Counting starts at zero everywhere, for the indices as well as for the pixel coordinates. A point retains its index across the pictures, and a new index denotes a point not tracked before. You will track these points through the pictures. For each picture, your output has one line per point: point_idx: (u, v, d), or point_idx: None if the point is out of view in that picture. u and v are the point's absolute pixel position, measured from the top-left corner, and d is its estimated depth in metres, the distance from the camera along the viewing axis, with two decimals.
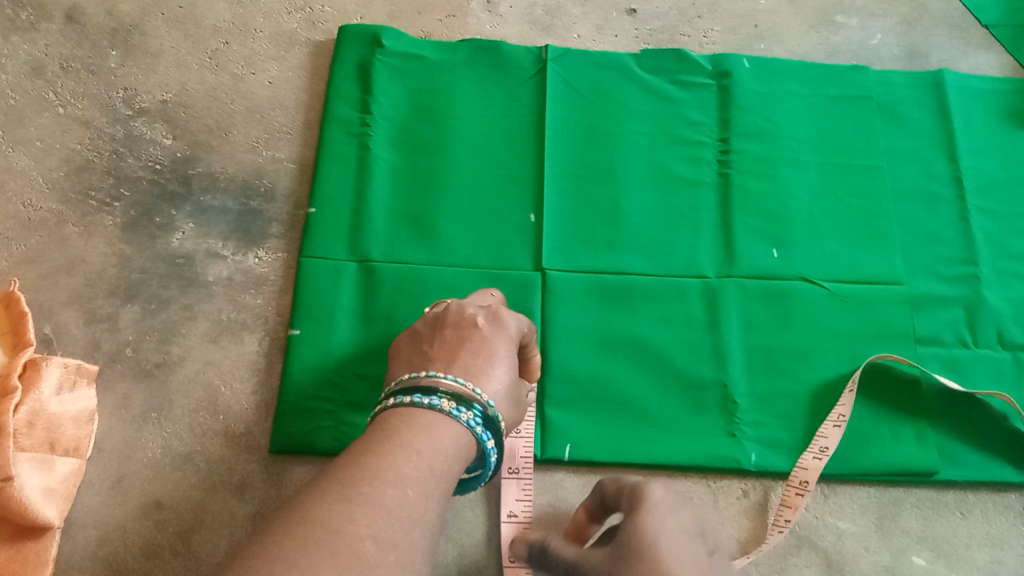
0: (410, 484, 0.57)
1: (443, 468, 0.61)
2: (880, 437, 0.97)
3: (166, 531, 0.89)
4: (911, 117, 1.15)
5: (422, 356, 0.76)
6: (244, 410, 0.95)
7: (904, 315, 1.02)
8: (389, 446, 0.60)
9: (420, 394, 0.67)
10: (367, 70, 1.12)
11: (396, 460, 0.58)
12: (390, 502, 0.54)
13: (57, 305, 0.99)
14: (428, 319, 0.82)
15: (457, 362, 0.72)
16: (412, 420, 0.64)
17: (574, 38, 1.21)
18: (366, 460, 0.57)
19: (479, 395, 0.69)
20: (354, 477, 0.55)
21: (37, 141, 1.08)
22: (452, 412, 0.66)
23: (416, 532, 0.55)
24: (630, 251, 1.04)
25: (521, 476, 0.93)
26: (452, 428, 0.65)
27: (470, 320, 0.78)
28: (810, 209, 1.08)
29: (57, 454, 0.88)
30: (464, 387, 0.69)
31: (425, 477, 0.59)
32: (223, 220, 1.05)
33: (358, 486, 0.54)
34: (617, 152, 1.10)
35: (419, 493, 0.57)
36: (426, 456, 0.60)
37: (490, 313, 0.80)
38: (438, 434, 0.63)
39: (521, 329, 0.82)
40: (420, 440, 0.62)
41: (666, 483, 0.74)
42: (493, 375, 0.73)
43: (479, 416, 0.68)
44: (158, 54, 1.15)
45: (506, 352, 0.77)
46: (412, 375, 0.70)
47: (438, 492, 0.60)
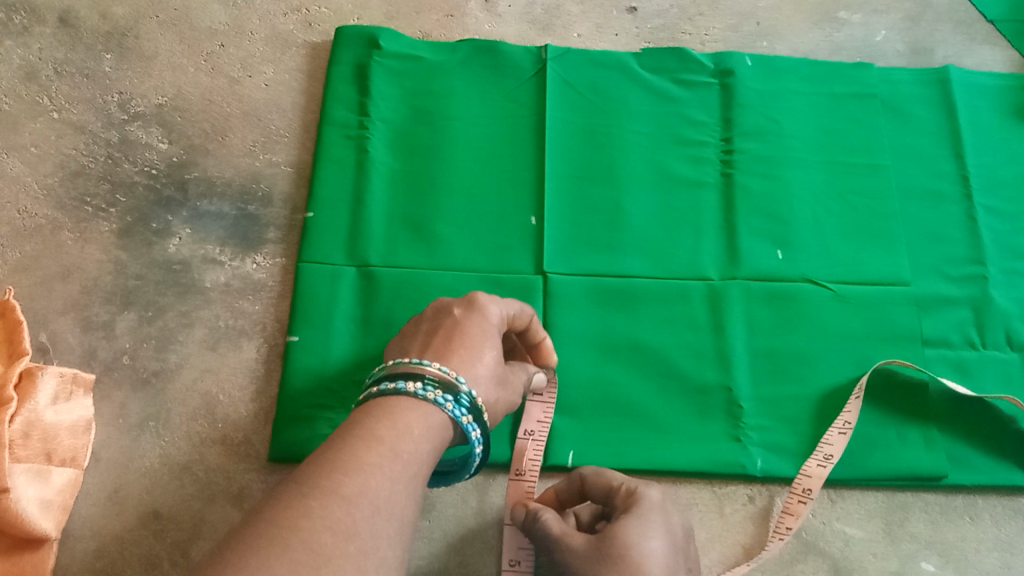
0: (372, 471, 0.55)
1: (410, 450, 0.60)
2: (887, 442, 0.95)
3: (165, 541, 0.87)
4: (916, 114, 1.14)
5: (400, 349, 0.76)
6: (242, 418, 0.94)
7: (910, 316, 1.01)
8: (353, 438, 0.58)
9: (389, 381, 0.66)
10: (363, 71, 1.10)
11: (358, 451, 0.57)
12: (348, 491, 0.53)
13: (53, 312, 0.98)
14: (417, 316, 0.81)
15: (432, 346, 0.72)
16: (378, 411, 0.63)
17: (574, 37, 1.19)
18: (327, 454, 0.56)
19: (450, 374, 0.68)
20: (312, 472, 0.54)
21: (31, 147, 1.07)
22: (418, 393, 0.65)
23: (385, 520, 0.54)
24: (632, 253, 1.03)
25: (526, 479, 0.90)
26: (418, 410, 0.64)
27: (445, 311, 0.77)
28: (814, 209, 1.06)
29: (54, 465, 0.87)
30: (433, 368, 0.68)
31: (390, 463, 0.57)
32: (220, 225, 1.04)
33: (317, 481, 0.53)
34: (619, 152, 1.08)
35: (383, 476, 0.56)
36: (389, 443, 0.59)
37: (466, 300, 0.77)
38: (405, 418, 0.62)
39: (507, 312, 0.79)
40: (383, 430, 0.60)
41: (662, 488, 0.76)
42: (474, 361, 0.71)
43: (448, 392, 0.66)
44: (153, 57, 1.14)
45: (489, 335, 0.74)
46: (385, 363, 0.69)
47: (406, 471, 0.58)
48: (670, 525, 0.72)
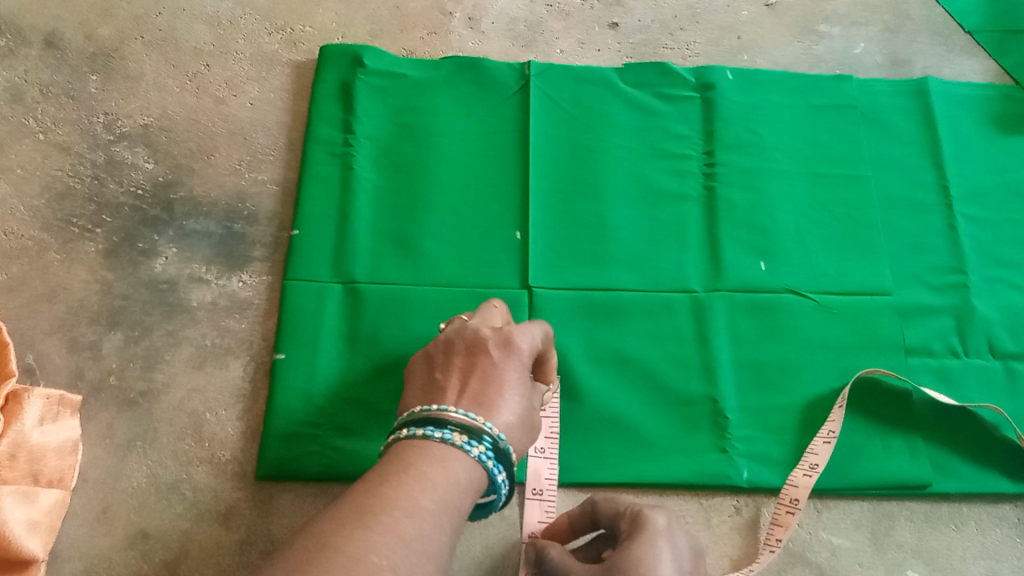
0: (427, 516, 0.61)
1: (457, 500, 0.65)
2: (872, 451, 0.96)
3: (152, 561, 0.88)
4: (896, 124, 1.15)
5: (432, 382, 0.78)
6: (230, 437, 0.94)
7: (893, 325, 1.02)
8: (405, 479, 0.63)
9: (431, 428, 0.70)
10: (348, 89, 1.11)
11: (414, 492, 0.62)
12: (407, 533, 0.58)
13: (39, 333, 0.98)
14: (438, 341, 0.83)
15: (467, 393, 0.75)
16: (427, 453, 0.67)
17: (557, 53, 1.20)
18: (383, 491, 0.61)
19: (489, 428, 0.72)
20: (373, 507, 0.59)
21: (17, 168, 1.07)
22: (464, 445, 0.69)
23: (432, 563, 0.59)
24: (616, 267, 1.03)
25: (544, 498, 0.92)
26: (460, 461, 0.68)
27: (478, 344, 0.79)
28: (797, 220, 1.07)
29: (41, 486, 0.87)
30: (473, 420, 0.71)
31: (441, 510, 0.62)
32: (206, 244, 1.04)
33: (378, 516, 0.58)
34: (602, 166, 1.09)
35: (435, 526, 0.61)
36: (440, 488, 0.64)
37: (500, 339, 0.80)
38: (449, 465, 0.67)
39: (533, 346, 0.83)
40: (435, 472, 0.65)
41: (673, 513, 0.72)
42: (504, 405, 0.75)
43: (490, 448, 0.70)
44: (139, 78, 1.14)
45: (517, 377, 0.78)
46: (423, 408, 0.73)
47: (452, 523, 0.63)
48: (681, 554, 0.69)
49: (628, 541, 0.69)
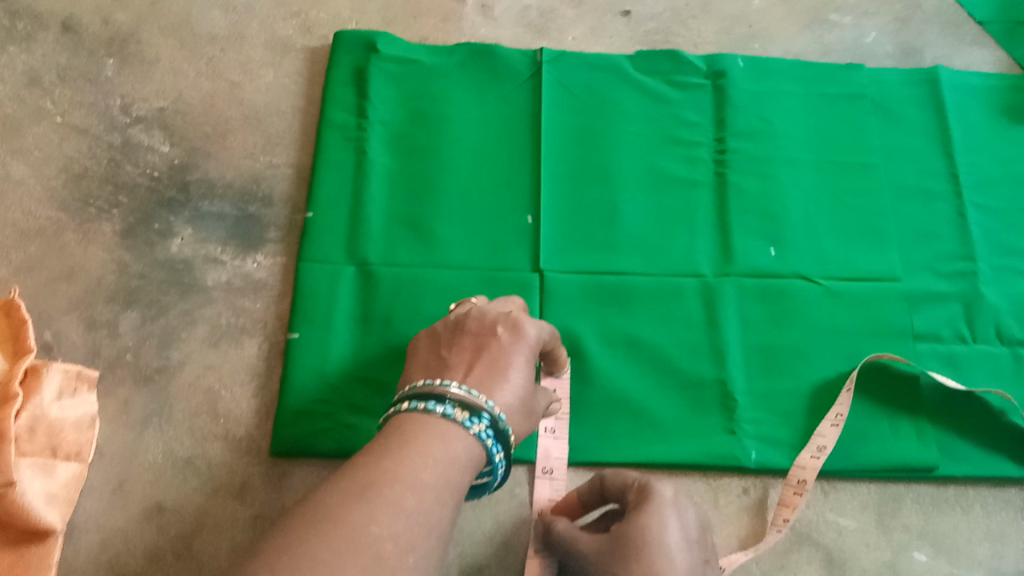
0: (428, 490, 0.62)
1: (458, 476, 0.67)
2: (879, 434, 0.97)
3: (168, 534, 0.90)
4: (906, 114, 1.16)
5: (439, 359, 0.80)
6: (244, 414, 0.96)
7: (901, 311, 1.03)
8: (407, 453, 0.65)
9: (434, 402, 0.72)
10: (363, 74, 1.12)
11: (415, 467, 0.63)
12: (409, 506, 0.60)
13: (57, 311, 1.00)
14: (448, 320, 0.86)
15: (474, 372, 0.76)
16: (429, 427, 0.69)
17: (569, 40, 1.21)
18: (384, 464, 0.63)
19: (490, 406, 0.73)
20: (375, 480, 0.61)
21: (35, 150, 1.09)
22: (464, 423, 0.70)
23: (432, 539, 0.61)
24: (627, 251, 1.04)
25: (554, 477, 0.93)
26: (463, 437, 0.69)
27: (490, 328, 0.82)
28: (806, 207, 1.08)
29: (59, 459, 0.89)
30: (475, 397, 0.73)
31: (442, 485, 0.64)
32: (221, 225, 1.05)
33: (380, 489, 0.60)
34: (613, 152, 1.10)
35: (436, 500, 0.63)
36: (441, 464, 0.65)
37: (510, 323, 0.83)
38: (451, 439, 0.68)
39: (541, 336, 0.86)
40: (436, 448, 0.66)
41: (680, 486, 0.74)
42: (509, 384, 0.77)
43: (490, 427, 0.72)
44: (155, 62, 1.16)
45: (524, 360, 0.81)
46: (427, 382, 0.74)
47: (453, 498, 0.65)
48: (687, 523, 0.70)
49: (637, 511, 0.71)
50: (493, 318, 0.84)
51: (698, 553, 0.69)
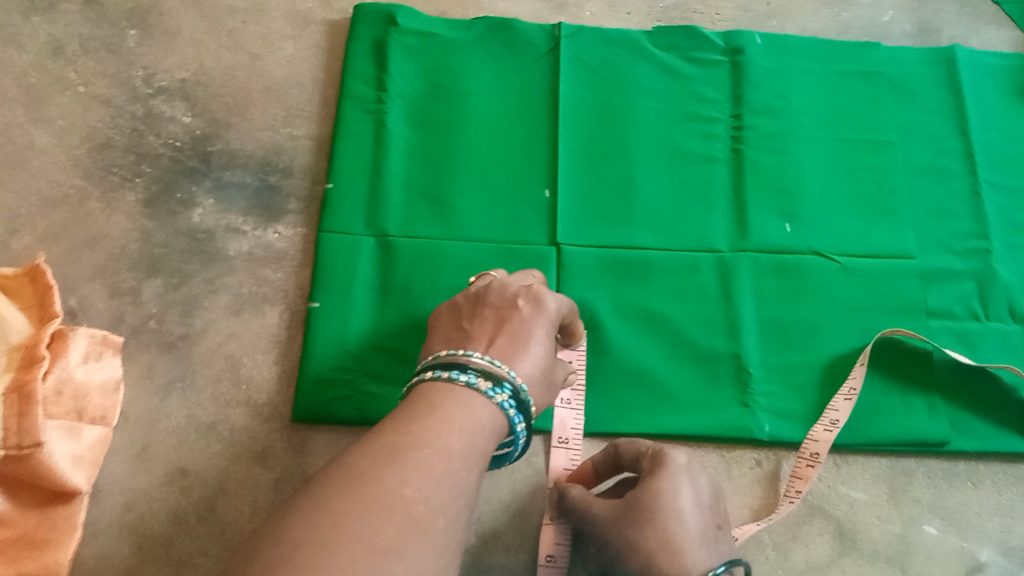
0: (455, 455, 0.64)
1: (482, 443, 0.68)
2: (891, 409, 0.98)
3: (192, 497, 0.92)
4: (923, 92, 1.16)
5: (462, 332, 0.81)
6: (266, 381, 0.97)
7: (915, 288, 1.04)
8: (434, 418, 0.66)
9: (458, 371, 0.72)
10: (382, 48, 1.13)
11: (443, 433, 0.65)
12: (437, 470, 0.61)
13: (81, 278, 1.01)
14: (468, 293, 0.87)
15: (497, 344, 0.77)
16: (454, 395, 0.70)
17: (587, 16, 1.22)
18: (412, 429, 0.64)
19: (512, 376, 0.74)
20: (404, 444, 0.62)
21: (59, 119, 1.10)
22: (488, 392, 0.71)
23: (458, 502, 0.62)
24: (643, 226, 1.05)
25: (569, 446, 0.95)
26: (485, 406, 0.70)
27: (511, 301, 0.83)
28: (822, 184, 1.09)
29: (85, 422, 0.91)
30: (498, 368, 0.74)
31: (468, 451, 0.65)
32: (243, 196, 1.06)
33: (409, 452, 0.62)
34: (630, 127, 1.11)
35: (462, 466, 0.64)
36: (467, 432, 0.67)
37: (531, 296, 0.85)
38: (474, 408, 0.69)
39: (561, 309, 0.87)
40: (462, 416, 0.68)
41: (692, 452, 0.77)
42: (530, 355, 0.78)
43: (512, 397, 0.73)
44: (176, 34, 1.16)
45: (544, 333, 0.82)
46: (450, 352, 0.76)
47: (478, 464, 0.66)
48: (698, 487, 0.74)
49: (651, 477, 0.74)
50: (513, 292, 0.85)
51: (709, 516, 0.72)
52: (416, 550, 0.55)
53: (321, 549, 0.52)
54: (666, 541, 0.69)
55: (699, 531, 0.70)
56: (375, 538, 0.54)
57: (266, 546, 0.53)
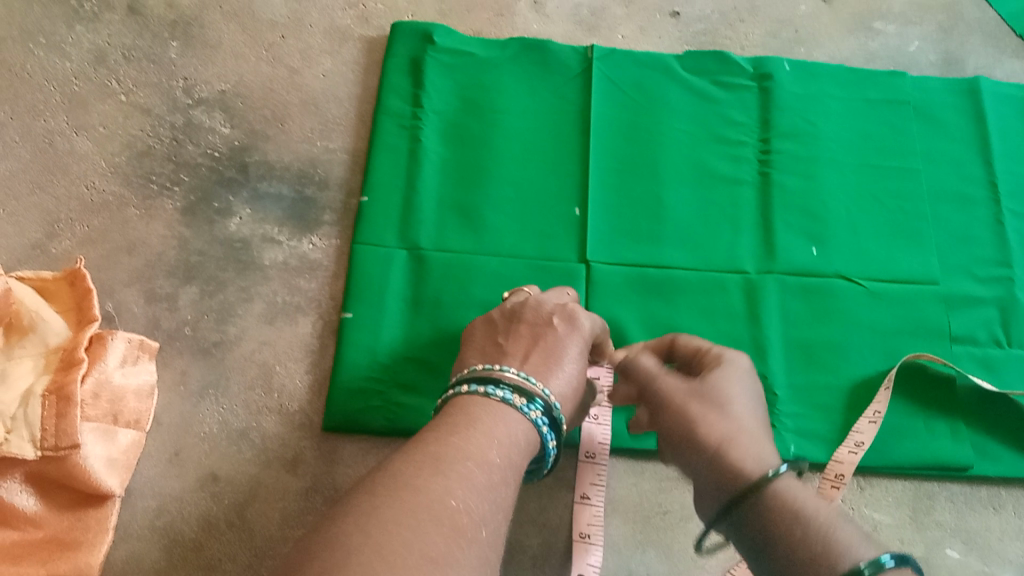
0: (495, 469, 0.65)
1: (519, 459, 0.68)
2: (915, 432, 0.99)
3: (223, 502, 0.93)
4: (948, 120, 1.18)
5: (497, 346, 0.81)
6: (298, 389, 0.99)
7: (938, 313, 1.05)
8: (474, 431, 0.67)
9: (492, 386, 0.73)
10: (418, 65, 1.15)
11: (482, 447, 0.66)
12: (479, 483, 0.62)
13: (118, 284, 1.03)
14: (504, 309, 0.87)
15: (531, 360, 0.78)
16: (490, 411, 0.70)
17: (618, 38, 1.24)
18: (454, 441, 0.65)
19: (545, 394, 0.75)
20: (448, 454, 0.63)
21: (100, 127, 1.12)
22: (522, 408, 0.72)
23: (498, 516, 0.63)
24: (672, 245, 1.06)
25: (596, 462, 0.94)
26: (520, 422, 0.71)
27: (546, 318, 0.84)
28: (848, 208, 1.10)
29: (120, 426, 0.92)
30: (532, 385, 0.75)
31: (506, 466, 0.66)
32: (278, 206, 1.08)
33: (453, 464, 0.62)
34: (660, 148, 1.12)
35: (501, 480, 0.65)
36: (505, 447, 0.67)
37: (566, 315, 0.85)
38: (510, 423, 0.70)
39: (594, 329, 0.87)
40: (500, 431, 0.69)
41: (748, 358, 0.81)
42: (564, 373, 0.78)
43: (544, 413, 0.74)
44: (217, 46, 1.19)
45: (578, 352, 0.82)
46: (485, 367, 0.76)
47: (514, 481, 0.67)
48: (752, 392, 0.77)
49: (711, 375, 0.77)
50: (548, 310, 0.85)
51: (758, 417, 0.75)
52: (464, 559, 0.56)
53: (376, 554, 0.52)
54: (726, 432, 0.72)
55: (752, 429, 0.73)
56: (426, 545, 0.54)
57: (320, 549, 0.52)
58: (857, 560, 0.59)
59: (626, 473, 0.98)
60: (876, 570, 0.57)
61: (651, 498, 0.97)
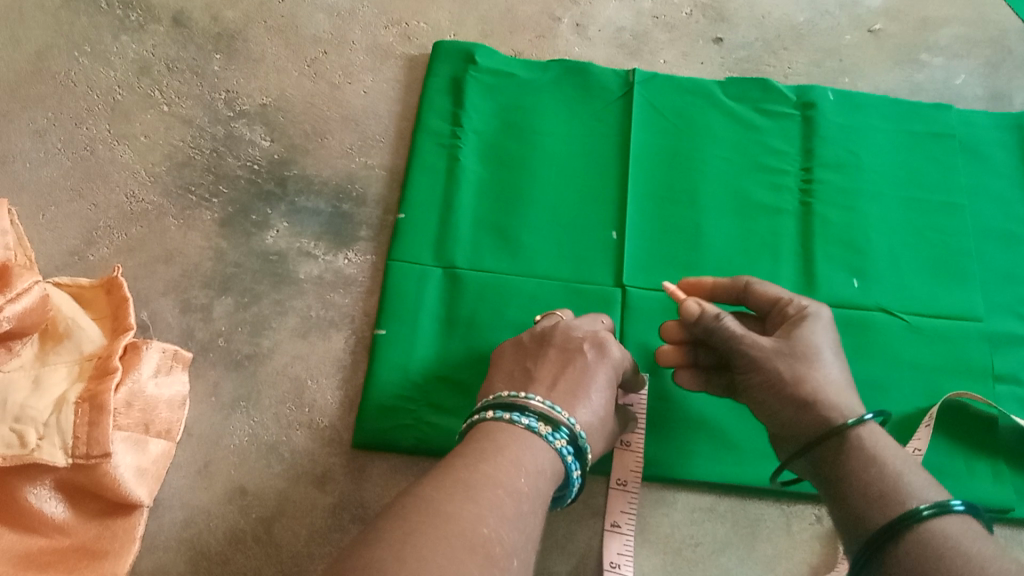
0: (524, 499, 0.63)
1: (545, 488, 0.66)
2: (956, 472, 0.96)
3: (250, 516, 0.92)
4: (993, 156, 1.16)
5: (524, 371, 0.79)
6: (329, 405, 0.98)
7: (982, 352, 1.03)
8: (503, 459, 0.65)
9: (517, 413, 0.71)
10: (459, 84, 1.15)
11: (511, 475, 0.64)
12: (509, 512, 0.61)
13: (154, 293, 1.03)
14: (534, 331, 0.85)
15: (558, 387, 0.76)
16: (515, 438, 0.68)
17: (660, 64, 1.24)
18: (483, 468, 0.63)
19: (570, 422, 0.72)
20: (477, 482, 0.62)
21: (142, 136, 1.13)
22: (547, 437, 0.70)
23: (526, 545, 0.61)
24: (710, 272, 1.05)
25: (628, 489, 0.93)
26: (544, 451, 0.69)
27: (576, 344, 0.81)
28: (891, 241, 1.08)
29: (151, 436, 0.91)
30: (557, 413, 0.72)
31: (534, 495, 0.64)
32: (316, 221, 1.08)
33: (482, 491, 0.61)
34: (700, 174, 1.11)
35: (529, 510, 0.63)
36: (533, 475, 0.66)
37: (596, 342, 0.82)
38: (536, 452, 0.68)
39: (624, 359, 0.84)
40: (526, 458, 0.67)
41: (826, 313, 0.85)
42: (590, 403, 0.76)
43: (569, 442, 0.71)
44: (260, 60, 1.20)
45: (604, 380, 0.80)
46: (509, 393, 0.74)
47: (540, 510, 0.65)
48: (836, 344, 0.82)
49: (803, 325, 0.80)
50: (578, 337, 0.82)
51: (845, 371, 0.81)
52: None
53: None
54: (824, 379, 0.77)
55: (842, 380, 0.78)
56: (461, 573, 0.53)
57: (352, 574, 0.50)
58: (921, 502, 0.64)
59: (657, 503, 0.96)
60: (943, 512, 0.63)
61: (682, 530, 0.95)
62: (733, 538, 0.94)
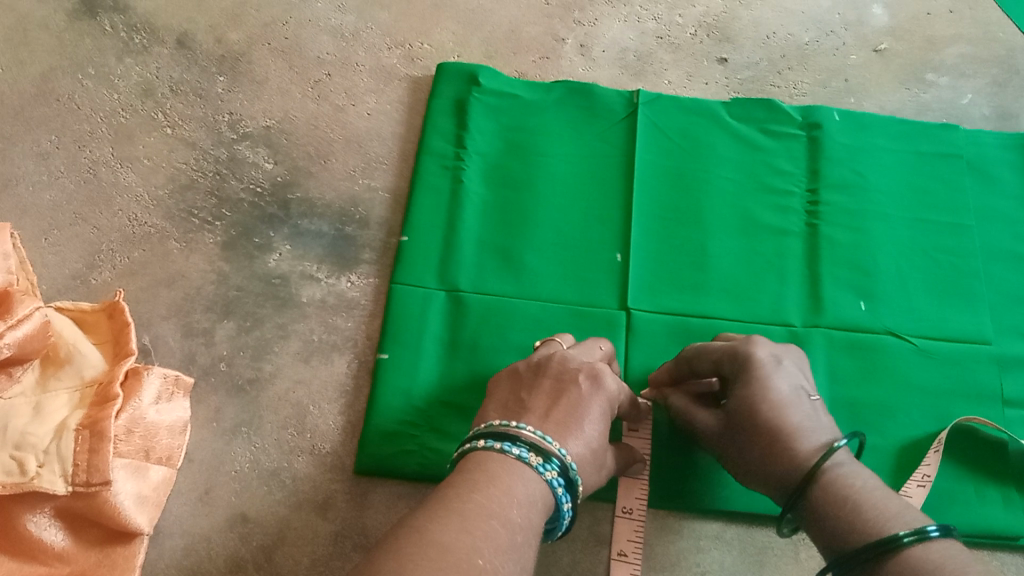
0: (517, 530, 0.59)
1: (538, 519, 0.63)
2: (966, 498, 0.95)
3: (251, 544, 0.91)
4: (1002, 177, 1.15)
5: (519, 401, 0.75)
6: (331, 430, 0.97)
7: (991, 375, 1.01)
8: (495, 489, 0.61)
9: (508, 442, 0.67)
10: (463, 106, 1.15)
11: (504, 504, 0.60)
12: (503, 543, 0.57)
13: (156, 317, 1.03)
14: (530, 359, 0.81)
15: (552, 416, 0.72)
16: (506, 469, 0.64)
17: (665, 84, 1.23)
18: (475, 497, 0.60)
19: (562, 453, 0.69)
20: (470, 510, 0.58)
21: (145, 159, 1.13)
22: (537, 468, 0.66)
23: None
24: (715, 295, 1.04)
25: (634, 517, 0.91)
26: (536, 482, 0.65)
27: (571, 374, 0.77)
28: (898, 263, 1.07)
29: (152, 462, 0.90)
30: (548, 443, 0.68)
31: (527, 525, 0.61)
32: (319, 244, 1.08)
33: (474, 520, 0.57)
34: (705, 195, 1.11)
35: (524, 540, 0.60)
36: (524, 506, 0.62)
37: (592, 373, 0.78)
38: (527, 482, 0.64)
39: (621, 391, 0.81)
40: (517, 486, 0.63)
41: (766, 341, 0.81)
42: (583, 435, 0.72)
43: (560, 474, 0.67)
44: (263, 82, 1.20)
45: (599, 414, 0.75)
46: (501, 421, 0.70)
47: (534, 541, 0.62)
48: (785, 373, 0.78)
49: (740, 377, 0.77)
50: (574, 367, 0.78)
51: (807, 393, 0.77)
52: None
53: None
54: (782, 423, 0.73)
55: (802, 416, 0.74)
56: None
57: None
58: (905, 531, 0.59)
59: (663, 531, 0.95)
60: (920, 542, 0.58)
61: (688, 557, 0.94)
62: (740, 566, 0.93)
